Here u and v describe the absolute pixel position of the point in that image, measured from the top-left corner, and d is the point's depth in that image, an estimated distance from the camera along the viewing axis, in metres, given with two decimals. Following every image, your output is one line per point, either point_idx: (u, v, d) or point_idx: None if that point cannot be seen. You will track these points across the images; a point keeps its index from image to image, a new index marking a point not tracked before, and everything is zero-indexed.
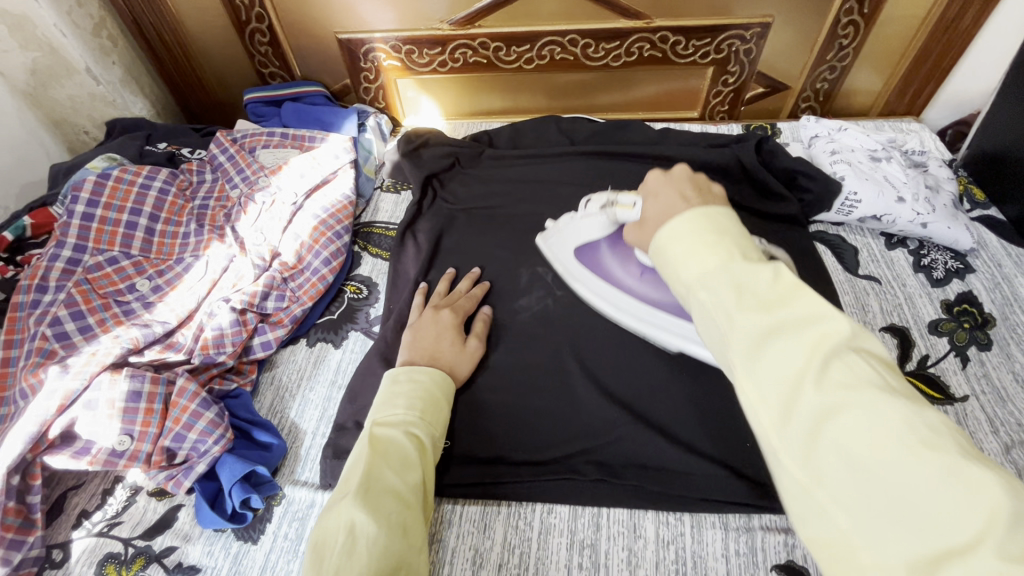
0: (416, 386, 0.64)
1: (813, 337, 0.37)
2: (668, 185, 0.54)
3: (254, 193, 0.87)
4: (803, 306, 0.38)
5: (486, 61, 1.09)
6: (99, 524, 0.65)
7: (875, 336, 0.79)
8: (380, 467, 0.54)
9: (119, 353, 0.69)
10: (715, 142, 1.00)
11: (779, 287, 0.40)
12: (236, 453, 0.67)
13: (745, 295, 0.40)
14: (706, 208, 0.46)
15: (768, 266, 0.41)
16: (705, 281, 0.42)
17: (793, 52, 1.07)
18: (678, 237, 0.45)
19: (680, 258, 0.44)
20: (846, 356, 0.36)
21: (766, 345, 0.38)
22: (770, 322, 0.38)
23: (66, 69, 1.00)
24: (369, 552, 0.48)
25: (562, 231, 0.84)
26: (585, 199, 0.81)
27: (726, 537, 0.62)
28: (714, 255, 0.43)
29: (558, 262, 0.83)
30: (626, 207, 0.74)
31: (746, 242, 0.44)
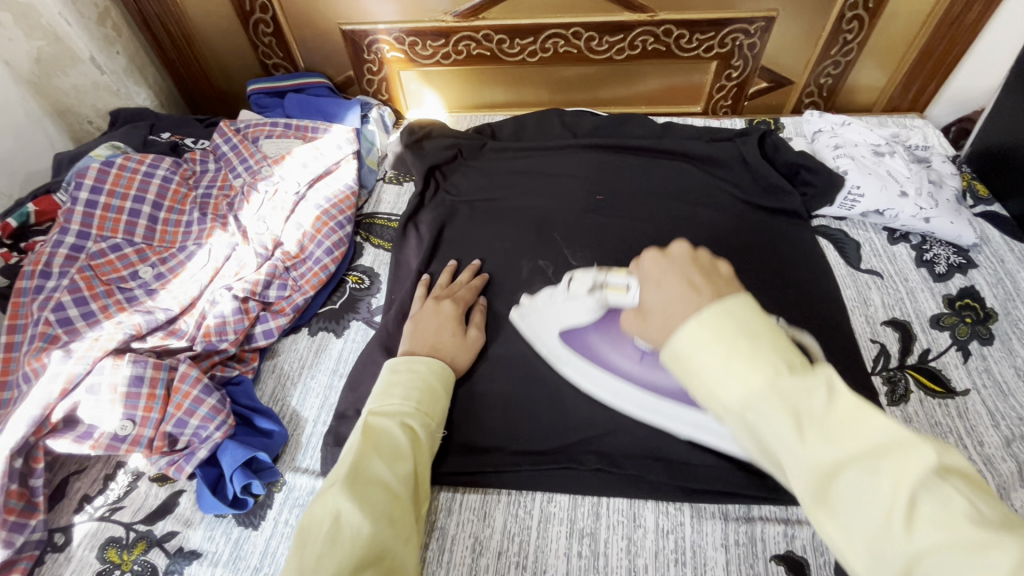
0: (414, 376, 0.64)
1: (893, 470, 0.34)
2: (668, 267, 0.48)
3: (257, 182, 0.88)
4: (875, 434, 0.36)
5: (490, 54, 1.09)
6: (100, 508, 0.65)
7: (877, 330, 0.79)
8: (369, 456, 0.54)
9: (121, 339, 0.69)
10: (718, 136, 1.00)
11: (839, 409, 0.37)
12: (237, 439, 0.67)
13: (807, 425, 0.37)
14: (727, 303, 0.42)
15: (822, 384, 0.38)
16: (753, 403, 0.38)
17: (797, 47, 1.06)
18: (706, 346, 0.40)
19: (714, 376, 0.40)
20: (934, 487, 0.34)
21: (841, 481, 0.35)
22: (843, 457, 0.36)
23: (70, 58, 1.00)
24: (353, 537, 0.47)
25: (541, 312, 0.78)
26: (568, 279, 0.78)
27: (726, 527, 0.62)
28: (755, 371, 0.38)
29: (541, 343, 0.76)
30: (618, 289, 0.73)
31: (785, 347, 0.40)
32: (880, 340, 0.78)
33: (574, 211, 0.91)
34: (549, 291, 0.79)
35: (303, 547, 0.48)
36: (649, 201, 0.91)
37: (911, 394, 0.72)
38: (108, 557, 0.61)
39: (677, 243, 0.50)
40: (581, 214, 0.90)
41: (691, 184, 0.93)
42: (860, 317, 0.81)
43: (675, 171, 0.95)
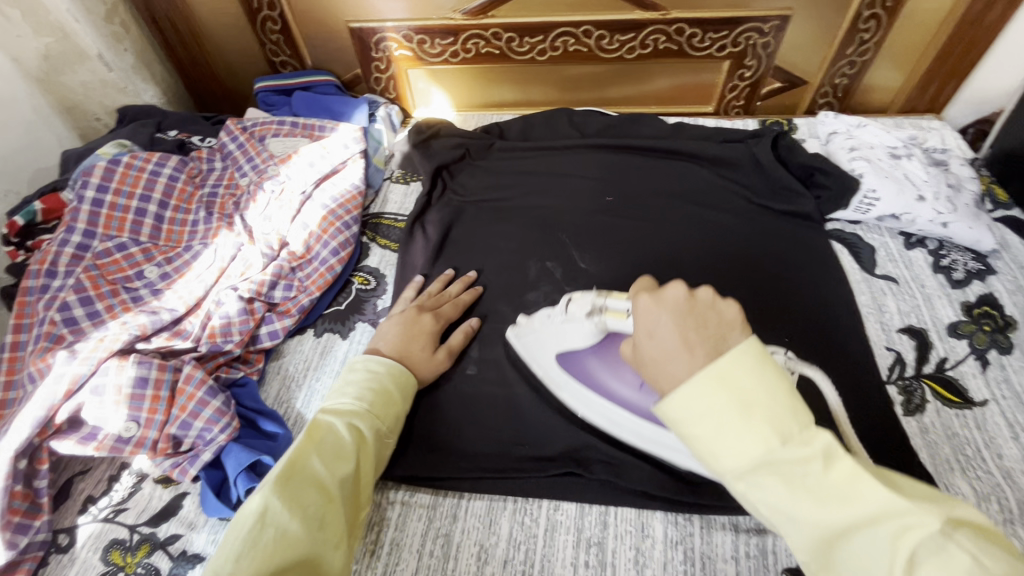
0: (369, 377, 0.64)
1: (890, 536, 0.34)
2: (663, 316, 0.45)
3: (263, 182, 0.88)
4: (870, 501, 0.35)
5: (498, 52, 1.08)
6: (105, 510, 0.65)
7: (893, 337, 0.77)
8: (308, 456, 0.54)
9: (126, 340, 0.68)
10: (731, 136, 0.98)
11: (835, 477, 0.37)
12: (241, 442, 0.66)
13: (803, 496, 0.37)
14: (722, 367, 0.40)
15: (817, 454, 0.37)
16: (748, 475, 0.38)
17: (812, 46, 1.04)
18: (700, 416, 0.39)
19: (709, 447, 0.39)
20: (934, 548, 0.33)
21: (843, 548, 0.36)
22: (842, 525, 0.36)
23: (78, 55, 1.00)
24: (274, 538, 0.47)
25: (536, 331, 0.72)
26: (566, 300, 0.69)
27: (737, 539, 0.61)
28: (751, 444, 0.38)
29: (538, 366, 0.72)
30: (619, 313, 0.65)
31: (783, 411, 0.39)
32: (896, 348, 0.76)
33: (583, 213, 0.89)
34: (545, 310, 0.72)
35: (228, 546, 0.47)
36: (660, 203, 0.90)
37: (927, 404, 0.71)
38: (112, 560, 0.61)
39: (674, 284, 0.47)
40: (590, 215, 0.89)
41: (702, 186, 0.92)
42: (875, 324, 0.79)
43: (686, 173, 0.93)
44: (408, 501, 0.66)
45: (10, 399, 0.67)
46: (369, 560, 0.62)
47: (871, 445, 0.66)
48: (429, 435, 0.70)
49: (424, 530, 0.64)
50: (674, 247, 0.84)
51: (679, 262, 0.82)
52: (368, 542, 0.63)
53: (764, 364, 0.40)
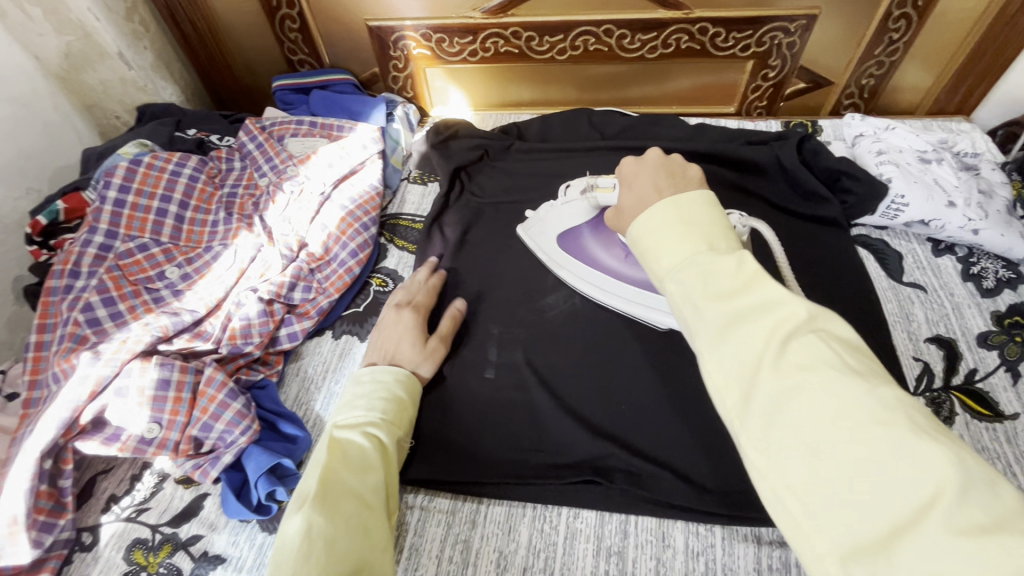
0: (379, 387, 0.65)
1: (772, 323, 0.39)
2: (642, 172, 0.55)
3: (282, 182, 0.87)
4: (764, 294, 0.40)
5: (518, 51, 1.07)
6: (127, 509, 0.66)
7: (920, 347, 0.75)
8: (337, 470, 0.54)
9: (149, 342, 0.69)
10: (753, 139, 0.96)
11: (744, 273, 0.41)
12: (262, 445, 0.66)
13: (711, 285, 0.41)
14: (681, 197, 0.48)
15: (732, 256, 0.42)
16: (674, 270, 0.44)
17: (838, 47, 1.02)
18: (653, 230, 0.47)
19: (652, 249, 0.46)
20: (806, 338, 0.38)
21: (730, 336, 0.39)
22: (734, 312, 0.40)
23: (98, 53, 1.00)
24: (326, 553, 0.47)
25: (540, 220, 0.83)
26: (565, 185, 0.81)
27: (760, 552, 0.60)
28: (683, 246, 0.44)
29: (540, 250, 0.82)
30: (607, 191, 0.73)
31: (717, 228, 0.46)
32: (923, 357, 0.75)
33: None
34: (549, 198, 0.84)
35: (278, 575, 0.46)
36: None
37: (956, 416, 0.69)
38: (135, 559, 0.62)
39: (653, 150, 0.56)
40: None
41: (724, 189, 0.90)
42: (901, 332, 0.77)
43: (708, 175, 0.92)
44: (427, 506, 0.66)
45: (34, 398, 0.68)
46: None
47: None
48: (448, 440, 0.69)
49: (443, 536, 0.64)
50: None
51: None
52: None
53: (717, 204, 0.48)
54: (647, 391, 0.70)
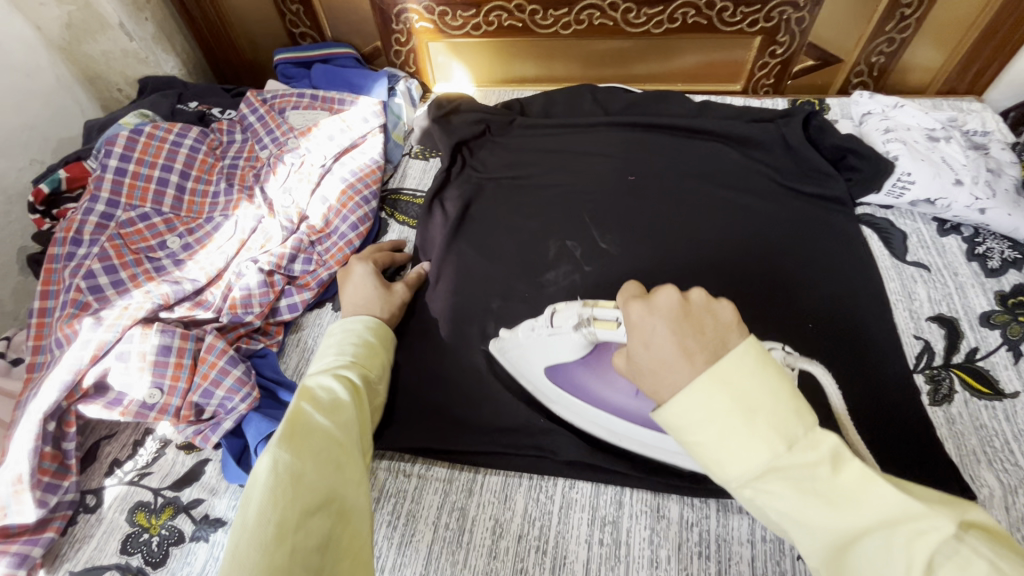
0: (349, 334, 0.67)
1: (905, 542, 0.34)
2: (658, 326, 0.43)
3: (283, 154, 0.87)
4: (879, 503, 0.36)
5: (522, 25, 1.05)
6: (130, 473, 0.67)
7: (922, 326, 0.75)
8: (305, 413, 0.55)
9: (150, 308, 0.69)
10: (760, 116, 0.95)
11: (846, 484, 0.37)
12: (262, 411, 0.67)
13: (815, 500, 0.37)
14: (721, 367, 0.40)
15: (826, 460, 0.37)
16: (753, 481, 0.38)
17: (848, 23, 1.00)
18: (703, 424, 0.39)
19: (712, 456, 0.39)
20: (953, 553, 0.33)
21: (855, 554, 0.35)
22: (857, 531, 0.36)
23: (99, 24, 0.99)
24: (293, 486, 0.49)
25: (518, 345, 0.67)
26: (549, 312, 0.62)
27: (753, 524, 0.60)
28: (758, 452, 0.38)
29: (525, 380, 0.69)
30: (608, 325, 0.58)
31: (788, 412, 0.39)
32: (925, 336, 0.74)
33: (605, 192, 0.87)
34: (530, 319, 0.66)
35: (246, 506, 0.48)
36: (683, 184, 0.88)
37: (955, 395, 0.69)
38: (137, 521, 0.63)
39: (665, 289, 0.44)
40: (614, 196, 0.87)
41: (727, 166, 0.89)
42: (903, 311, 0.77)
43: (711, 153, 0.91)
44: (424, 475, 0.67)
45: (38, 363, 0.68)
46: (387, 530, 0.63)
47: (892, 436, 0.65)
48: (446, 411, 0.70)
49: (440, 503, 0.64)
50: (695, 228, 0.83)
51: (698, 245, 0.81)
52: (385, 511, 0.64)
53: (765, 368, 0.40)
54: None
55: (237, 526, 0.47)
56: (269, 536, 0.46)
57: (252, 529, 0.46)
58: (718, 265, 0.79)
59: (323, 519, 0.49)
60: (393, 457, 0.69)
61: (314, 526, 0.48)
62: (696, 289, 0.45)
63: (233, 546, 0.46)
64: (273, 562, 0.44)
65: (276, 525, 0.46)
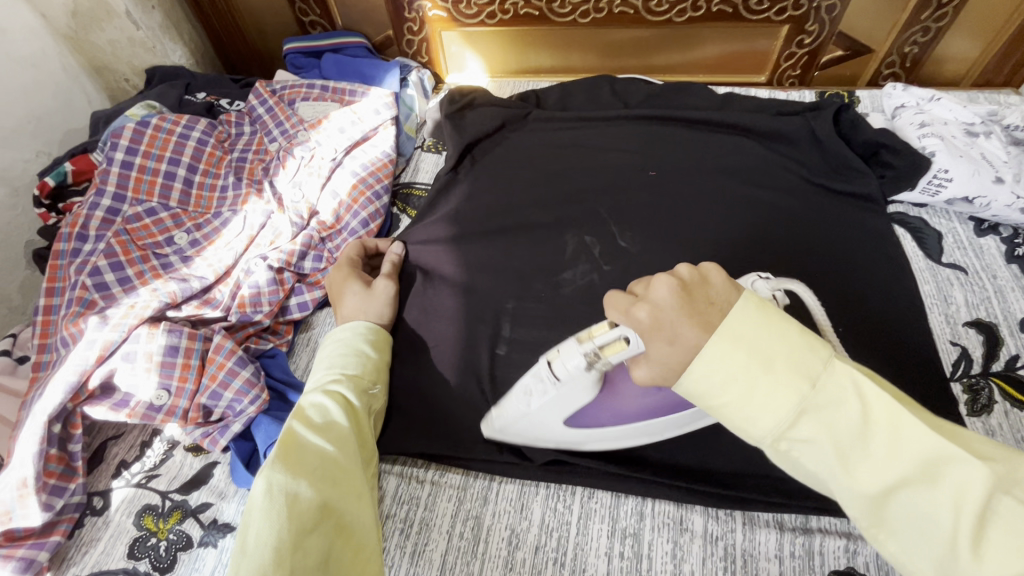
0: (341, 345, 0.65)
1: (947, 490, 0.35)
2: (671, 317, 0.42)
3: (293, 147, 0.84)
4: (920, 452, 0.36)
5: (538, 13, 1.02)
6: (137, 475, 0.65)
7: (958, 331, 0.72)
8: (297, 432, 0.54)
9: (157, 307, 0.67)
10: (787, 109, 0.90)
11: (880, 423, 0.37)
12: (272, 414, 0.66)
13: (849, 455, 0.37)
14: (733, 326, 0.40)
15: (853, 396, 0.37)
16: (787, 434, 0.38)
17: (881, 11, 0.96)
18: (728, 386, 0.39)
19: (739, 413, 0.39)
20: (999, 503, 0.34)
21: (895, 504, 0.36)
22: (897, 482, 0.36)
23: (106, 13, 0.98)
24: (289, 506, 0.47)
25: (528, 416, 0.61)
26: (547, 368, 0.57)
27: (781, 538, 0.58)
28: (785, 402, 0.38)
29: (547, 441, 0.63)
30: (618, 346, 0.54)
31: (801, 348, 0.39)
32: (961, 342, 0.71)
33: (624, 188, 0.84)
34: (523, 390, 0.60)
35: (243, 532, 0.46)
36: (705, 180, 0.84)
37: (994, 405, 0.66)
38: (145, 525, 0.61)
39: (659, 280, 0.44)
40: (634, 192, 0.84)
41: (753, 160, 0.86)
42: (938, 315, 0.73)
43: (734, 148, 0.87)
44: (438, 481, 0.65)
45: (43, 362, 0.67)
46: (399, 539, 0.61)
47: None
48: (457, 416, 0.67)
49: (454, 511, 0.62)
50: (718, 227, 0.79)
51: (721, 244, 0.78)
52: (398, 518, 0.62)
53: (768, 312, 0.40)
54: None
55: (236, 554, 0.45)
56: (268, 559, 0.43)
57: (250, 555, 0.44)
58: (743, 265, 0.76)
59: (323, 535, 0.47)
60: (405, 462, 0.67)
61: (313, 544, 0.46)
62: (680, 266, 0.45)
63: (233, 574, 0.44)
64: None
65: (274, 548, 0.44)
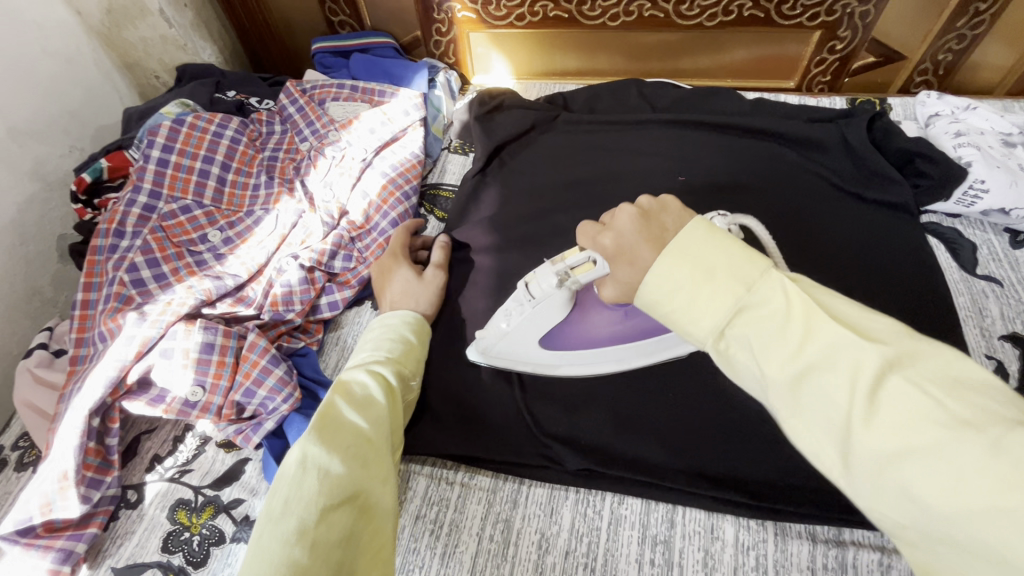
0: (386, 330, 0.66)
1: (851, 369, 0.34)
2: (631, 242, 0.46)
3: (324, 147, 0.85)
4: (827, 336, 0.36)
5: (568, 16, 1.01)
6: (170, 469, 0.66)
7: (994, 345, 0.71)
8: (339, 407, 0.54)
9: (193, 304, 0.68)
10: (818, 116, 0.90)
11: (797, 316, 0.37)
12: (304, 413, 0.66)
13: (769, 348, 0.37)
14: (681, 242, 0.41)
15: (778, 295, 0.38)
16: (723, 333, 0.39)
17: (916, 17, 0.95)
18: (670, 289, 0.40)
19: (680, 316, 0.40)
20: (896, 380, 0.33)
21: (809, 389, 0.36)
22: (808, 367, 0.36)
23: (140, 10, 0.98)
24: (319, 480, 0.47)
25: (505, 337, 0.64)
26: (524, 287, 0.60)
27: (814, 550, 0.57)
28: (714, 303, 0.39)
29: (524, 363, 0.67)
30: (585, 267, 0.57)
31: (741, 261, 0.39)
32: (996, 355, 0.70)
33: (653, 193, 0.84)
34: (503, 308, 0.63)
35: (273, 498, 0.47)
36: (736, 184, 0.83)
37: None
38: (178, 519, 0.62)
39: (621, 204, 0.49)
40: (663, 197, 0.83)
41: (783, 167, 0.85)
42: (973, 328, 0.73)
43: (765, 153, 0.86)
44: (467, 483, 0.65)
45: (80, 356, 0.68)
46: (430, 540, 0.61)
47: None
48: (484, 419, 0.67)
49: (484, 513, 0.63)
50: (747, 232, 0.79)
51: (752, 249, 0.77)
52: (427, 519, 0.63)
53: (716, 234, 0.41)
54: (696, 373, 0.65)
55: (263, 519, 0.46)
56: (290, 529, 0.43)
57: (276, 520, 0.45)
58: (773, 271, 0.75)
59: (347, 511, 0.46)
60: (434, 463, 0.67)
61: (337, 518, 0.45)
62: (640, 198, 0.50)
63: (257, 540, 0.45)
64: (290, 558, 0.42)
65: (298, 519, 0.44)
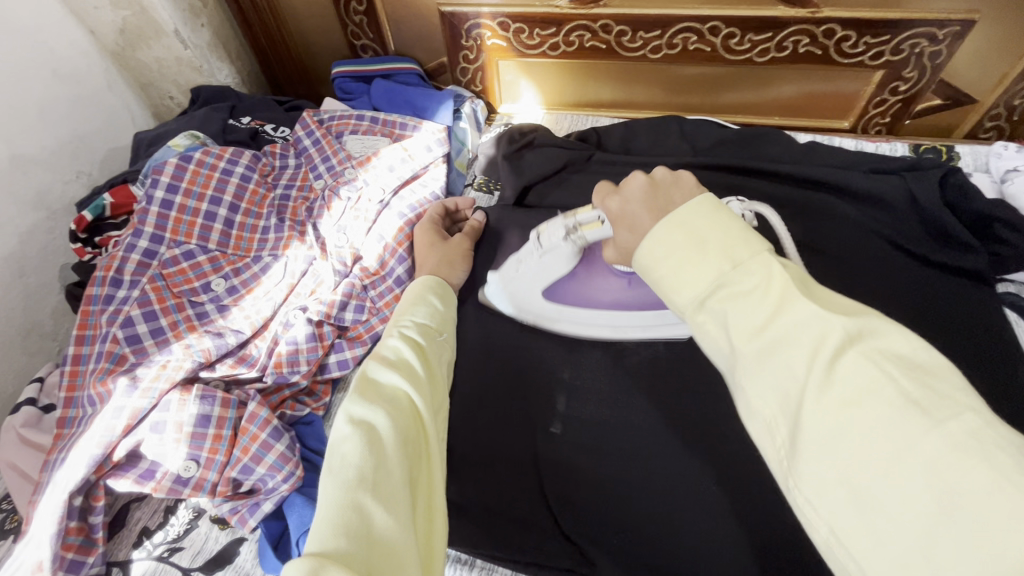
0: (416, 295, 0.64)
1: (814, 347, 0.31)
2: (636, 211, 0.44)
3: (339, 186, 0.78)
4: (800, 313, 0.32)
5: (605, 47, 0.94)
6: (159, 547, 0.60)
7: None
8: (376, 367, 0.51)
9: (190, 368, 0.63)
10: (880, 165, 0.81)
11: (774, 292, 0.33)
12: (306, 493, 0.61)
13: (744, 320, 0.33)
14: (679, 212, 0.38)
15: (763, 271, 0.34)
16: (700, 300, 0.35)
17: (992, 59, 0.85)
18: (664, 253, 0.37)
19: (666, 280, 0.37)
20: (857, 357, 0.30)
21: (773, 361, 0.32)
22: (770, 335, 0.32)
23: (155, 31, 0.93)
24: (376, 432, 0.43)
25: (514, 279, 0.68)
26: (535, 236, 0.63)
27: None
28: (697, 269, 0.35)
29: (528, 313, 0.69)
30: (593, 225, 0.60)
31: (736, 238, 0.36)
32: None
33: None
34: (515, 257, 0.67)
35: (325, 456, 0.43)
36: None
37: None
38: None
39: (634, 172, 0.46)
40: None
41: (842, 224, 0.76)
42: None
43: (823, 209, 0.78)
44: None
45: (69, 418, 0.62)
46: None
47: None
48: (501, 509, 0.60)
49: None
50: None
51: None
52: None
53: (721, 210, 0.37)
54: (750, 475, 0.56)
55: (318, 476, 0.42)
56: (354, 480, 0.40)
57: (336, 473, 0.41)
58: None
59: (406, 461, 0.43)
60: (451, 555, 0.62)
61: (396, 467, 0.42)
62: (657, 167, 0.46)
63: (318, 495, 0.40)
64: (359, 505, 0.39)
65: (357, 467, 0.41)
